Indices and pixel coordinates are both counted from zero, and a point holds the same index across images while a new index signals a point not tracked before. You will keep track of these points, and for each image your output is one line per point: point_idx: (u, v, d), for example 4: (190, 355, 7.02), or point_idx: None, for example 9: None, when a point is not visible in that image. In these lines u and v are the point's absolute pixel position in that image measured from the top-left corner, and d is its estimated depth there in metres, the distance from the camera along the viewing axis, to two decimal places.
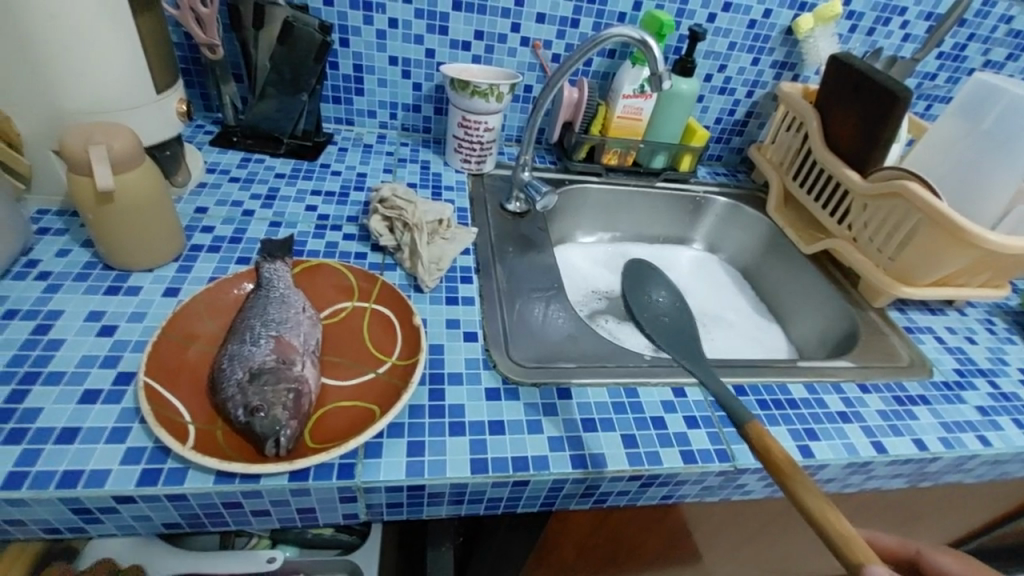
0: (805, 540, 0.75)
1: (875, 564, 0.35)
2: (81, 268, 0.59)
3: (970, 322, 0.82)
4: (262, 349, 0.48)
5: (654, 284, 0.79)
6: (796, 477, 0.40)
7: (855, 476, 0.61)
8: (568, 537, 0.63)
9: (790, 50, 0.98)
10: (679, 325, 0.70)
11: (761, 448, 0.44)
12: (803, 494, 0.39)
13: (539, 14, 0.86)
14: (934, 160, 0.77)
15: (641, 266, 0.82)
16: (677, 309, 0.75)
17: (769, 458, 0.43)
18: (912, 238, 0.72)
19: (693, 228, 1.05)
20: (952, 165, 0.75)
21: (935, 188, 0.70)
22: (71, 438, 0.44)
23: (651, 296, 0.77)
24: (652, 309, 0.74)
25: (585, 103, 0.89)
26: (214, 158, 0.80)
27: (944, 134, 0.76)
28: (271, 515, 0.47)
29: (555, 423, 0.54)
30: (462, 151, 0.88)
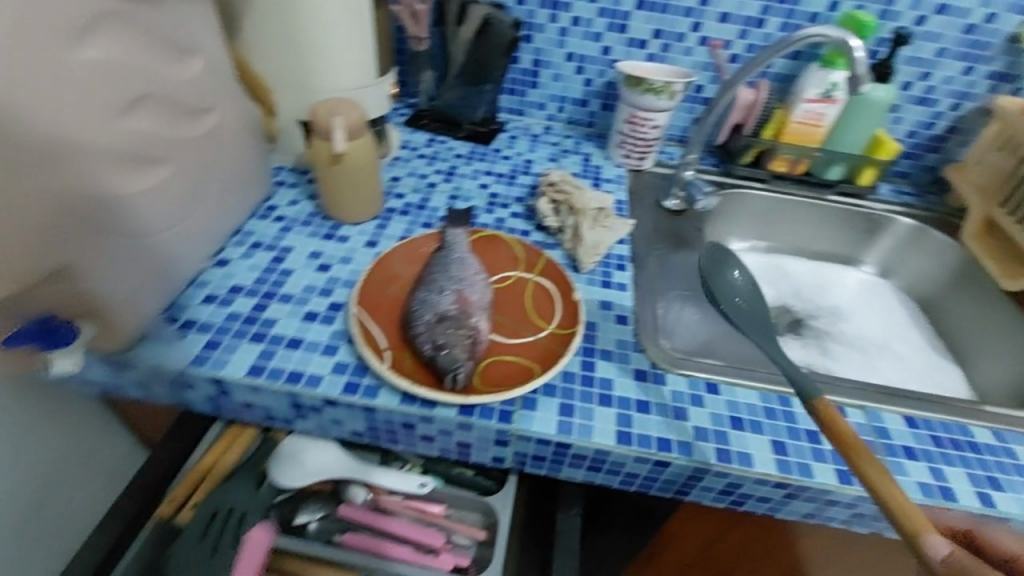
0: None
1: (934, 535, 0.34)
2: (306, 216, 0.71)
3: None
4: (446, 297, 0.55)
5: (726, 259, 0.66)
6: (864, 453, 0.41)
7: None
8: (695, 537, 0.64)
9: (1015, 59, 0.86)
10: (759, 316, 0.61)
11: (833, 426, 0.44)
12: (870, 471, 0.39)
13: (723, 14, 0.85)
14: None
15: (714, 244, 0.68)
16: (755, 294, 0.64)
17: (839, 435, 0.43)
18: None
19: (863, 249, 0.96)
20: None
21: None
22: (295, 346, 0.55)
23: (726, 276, 0.65)
24: (729, 292, 0.63)
25: (761, 105, 0.88)
26: (407, 137, 0.91)
27: None
28: (435, 443, 0.54)
29: (702, 414, 0.54)
30: (625, 146, 0.90)
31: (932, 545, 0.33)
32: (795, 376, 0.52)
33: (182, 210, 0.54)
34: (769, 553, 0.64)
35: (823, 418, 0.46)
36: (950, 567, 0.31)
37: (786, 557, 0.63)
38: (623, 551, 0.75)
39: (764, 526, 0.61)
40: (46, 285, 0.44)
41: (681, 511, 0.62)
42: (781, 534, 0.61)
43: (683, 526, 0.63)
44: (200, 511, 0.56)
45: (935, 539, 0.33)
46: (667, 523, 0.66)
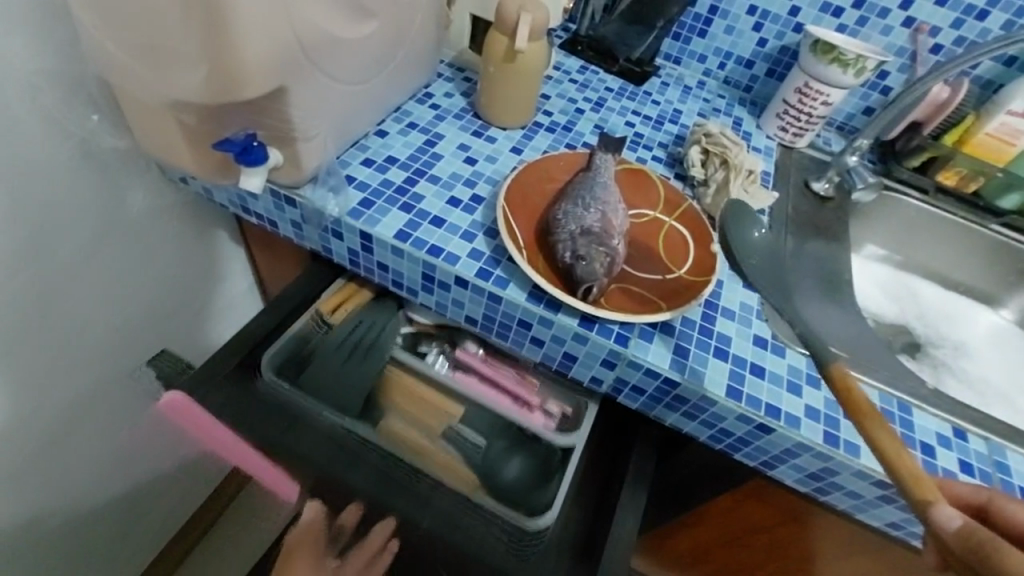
0: None
1: (942, 505, 0.30)
2: (458, 111, 0.74)
3: None
4: (592, 215, 0.57)
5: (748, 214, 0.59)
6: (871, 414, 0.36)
7: None
8: (764, 503, 0.67)
9: None
10: (783, 274, 0.55)
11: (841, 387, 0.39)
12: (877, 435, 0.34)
13: None
14: None
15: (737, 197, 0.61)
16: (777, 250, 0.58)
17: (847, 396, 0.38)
18: None
19: (1011, 292, 0.87)
20: None
21: None
22: (439, 224, 0.58)
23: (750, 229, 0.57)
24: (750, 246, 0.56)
25: (952, 106, 0.79)
26: (561, 60, 0.90)
27: None
28: (542, 349, 0.56)
29: (816, 396, 0.53)
30: (784, 118, 0.85)
31: (938, 517, 0.30)
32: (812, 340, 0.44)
33: (365, 71, 0.58)
34: (833, 550, 0.67)
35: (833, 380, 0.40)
36: (962, 542, 0.29)
37: (845, 559, 0.67)
38: (673, 510, 0.78)
39: (837, 530, 0.63)
40: (257, 106, 0.49)
41: (761, 488, 0.65)
42: (850, 541, 0.64)
43: (757, 499, 0.67)
44: (350, 317, 0.66)
45: (945, 508, 0.30)
46: (737, 495, 0.69)
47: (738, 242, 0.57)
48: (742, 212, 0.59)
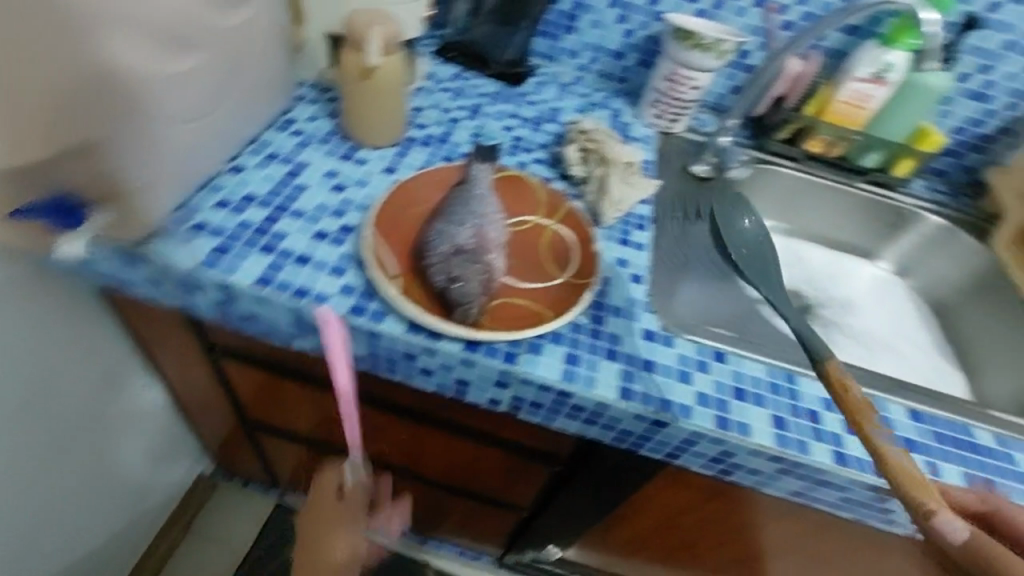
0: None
1: (948, 515, 0.35)
2: (323, 136, 0.70)
3: None
4: (465, 230, 0.54)
5: (739, 208, 0.74)
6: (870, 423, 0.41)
7: None
8: (688, 491, 0.68)
9: None
10: (768, 263, 0.68)
11: (840, 393, 0.44)
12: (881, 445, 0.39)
13: None
14: None
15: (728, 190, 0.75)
16: (767, 239, 0.70)
17: (846, 402, 0.44)
18: None
19: (885, 244, 0.93)
20: None
21: None
22: (304, 263, 0.54)
23: (737, 223, 0.72)
24: (736, 237, 0.71)
25: (807, 79, 0.83)
26: (433, 69, 0.88)
27: None
28: (433, 377, 0.54)
29: (705, 380, 0.54)
30: (659, 105, 0.87)
31: (945, 528, 0.35)
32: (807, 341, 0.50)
33: (202, 108, 0.54)
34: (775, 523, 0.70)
35: (831, 385, 0.45)
36: (963, 549, 0.34)
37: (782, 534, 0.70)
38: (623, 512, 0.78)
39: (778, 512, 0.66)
40: None
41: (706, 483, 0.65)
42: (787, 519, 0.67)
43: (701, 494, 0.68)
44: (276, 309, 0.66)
45: (948, 520, 0.35)
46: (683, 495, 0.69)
47: (728, 231, 0.71)
48: (737, 202, 0.74)
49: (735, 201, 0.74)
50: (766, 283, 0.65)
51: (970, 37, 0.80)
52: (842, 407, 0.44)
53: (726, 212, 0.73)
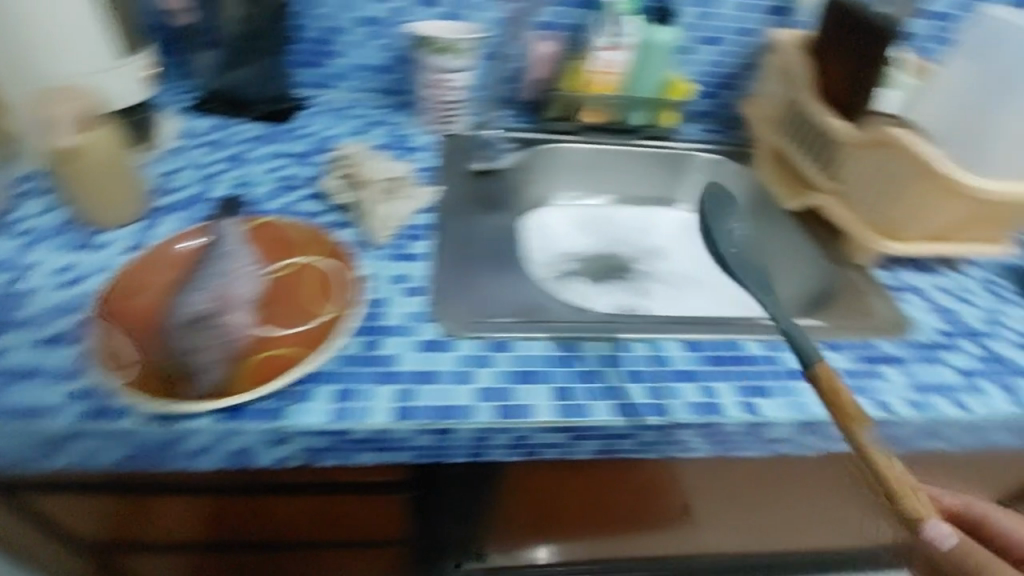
0: (774, 496, 0.75)
1: (933, 521, 0.41)
2: (53, 228, 0.63)
3: (966, 283, 0.78)
4: (200, 297, 0.51)
5: (727, 213, 0.77)
6: (857, 424, 0.47)
7: (812, 439, 0.60)
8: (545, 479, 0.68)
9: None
10: (753, 261, 0.72)
11: (828, 392, 0.50)
12: (868, 443, 0.45)
13: None
14: (930, 101, 0.73)
15: (721, 194, 0.79)
16: (753, 243, 0.75)
17: (835, 399, 0.49)
18: (900, 196, 0.72)
19: (676, 188, 1.01)
20: (948, 106, 0.71)
21: (921, 137, 0.70)
22: (27, 377, 0.50)
23: (727, 226, 0.76)
24: (726, 240, 0.74)
25: (557, 57, 0.90)
26: (192, 124, 0.84)
27: (955, 77, 0.72)
28: (210, 457, 0.49)
29: (486, 375, 0.56)
30: (430, 110, 0.90)
31: (931, 531, 0.41)
32: (800, 346, 0.56)
33: None
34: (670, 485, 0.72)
35: (821, 383, 0.51)
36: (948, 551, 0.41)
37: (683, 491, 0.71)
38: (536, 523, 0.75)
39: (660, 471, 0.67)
40: None
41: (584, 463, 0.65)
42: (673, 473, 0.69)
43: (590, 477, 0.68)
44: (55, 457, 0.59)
45: (935, 526, 0.41)
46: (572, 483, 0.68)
47: (718, 238, 0.74)
48: (724, 204, 0.77)
49: (726, 209, 0.77)
50: (751, 275, 0.68)
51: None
52: (831, 407, 0.49)
53: (714, 213, 0.77)
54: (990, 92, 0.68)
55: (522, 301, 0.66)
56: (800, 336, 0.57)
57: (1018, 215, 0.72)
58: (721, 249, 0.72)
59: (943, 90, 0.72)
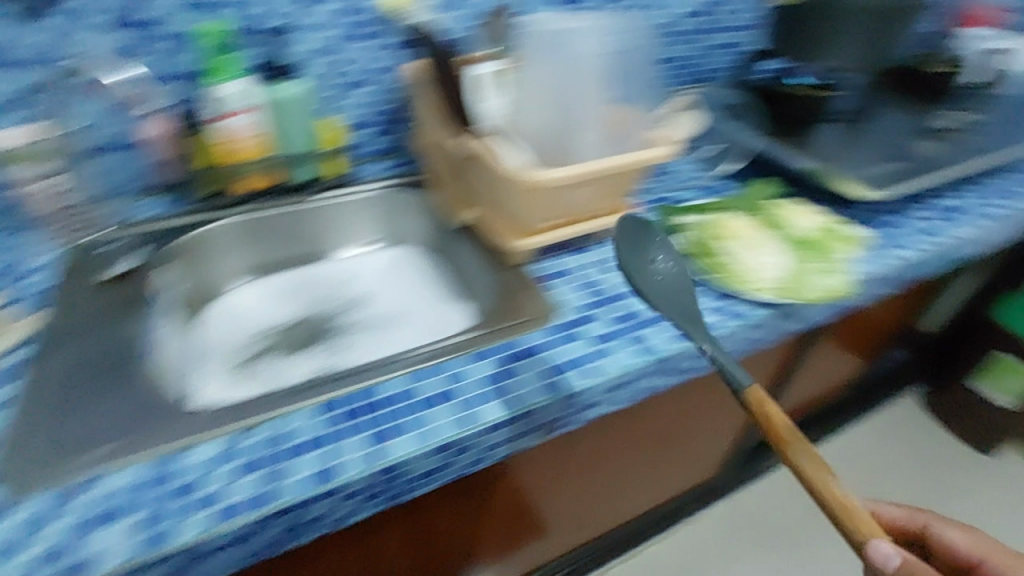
0: (496, 487, 0.81)
1: (878, 539, 0.51)
2: None
3: (612, 252, 0.86)
4: None
5: (647, 245, 0.72)
6: (792, 446, 0.55)
7: (462, 455, 0.62)
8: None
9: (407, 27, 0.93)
10: (682, 299, 0.67)
11: (763, 418, 0.57)
12: (805, 464, 0.54)
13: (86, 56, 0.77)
14: (529, 103, 0.80)
15: (632, 224, 0.74)
16: (679, 273, 0.71)
17: (767, 425, 0.57)
18: (513, 201, 0.76)
19: (370, 230, 1.01)
20: (543, 107, 0.80)
21: (506, 145, 0.77)
22: None
23: (649, 259, 0.71)
24: (646, 274, 0.69)
25: (178, 135, 0.85)
26: None
27: (537, 79, 0.80)
28: None
29: (52, 532, 0.49)
30: (47, 222, 0.81)
31: (879, 552, 0.50)
32: (726, 367, 0.61)
33: None
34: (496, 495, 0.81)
35: (753, 410, 0.58)
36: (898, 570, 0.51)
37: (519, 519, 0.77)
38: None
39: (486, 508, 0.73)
40: None
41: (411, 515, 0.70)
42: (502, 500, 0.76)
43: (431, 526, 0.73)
44: None
45: (883, 547, 0.50)
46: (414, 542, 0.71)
47: (633, 266, 0.70)
48: (640, 242, 0.72)
49: (643, 234, 0.73)
50: (670, 304, 0.66)
51: (300, 46, 0.89)
52: (766, 432, 0.57)
53: (631, 251, 0.70)
54: (558, 98, 0.80)
55: (135, 414, 0.60)
56: (723, 358, 0.62)
57: (618, 184, 0.80)
58: (638, 280, 0.67)
59: (526, 99, 0.80)
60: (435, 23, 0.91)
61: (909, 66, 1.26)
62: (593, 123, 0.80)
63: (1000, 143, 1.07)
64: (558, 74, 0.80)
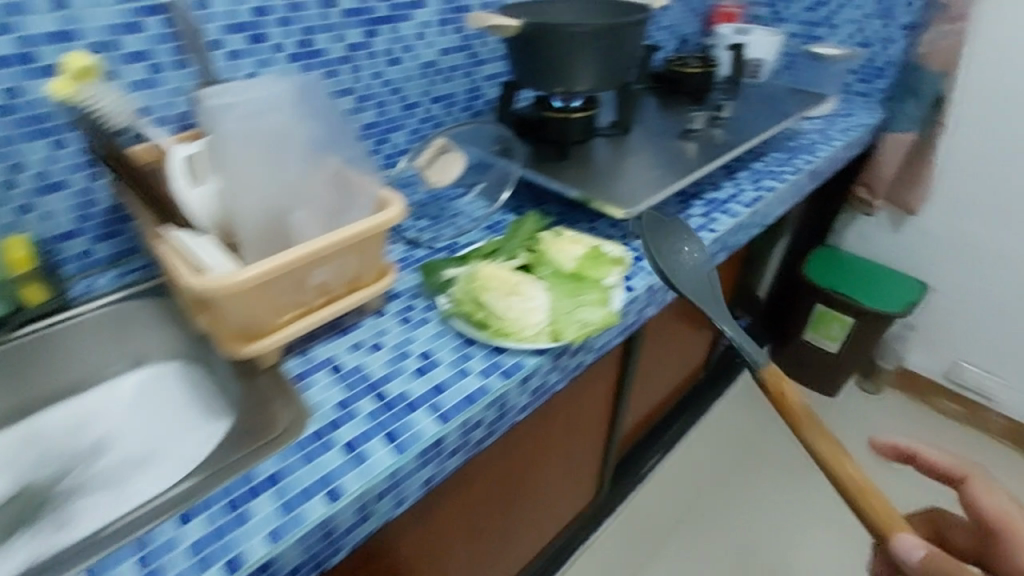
0: None
1: (905, 535, 0.53)
2: None
3: (382, 325, 0.77)
4: None
5: (679, 236, 0.82)
6: (806, 425, 0.62)
7: None
8: None
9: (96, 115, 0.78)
10: (698, 287, 0.76)
11: (775, 394, 0.64)
12: (819, 442, 0.60)
13: None
14: (243, 184, 0.67)
15: (661, 221, 0.84)
16: (695, 268, 0.79)
17: (777, 399, 0.64)
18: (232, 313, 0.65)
19: (113, 352, 0.85)
20: (261, 186, 0.68)
21: (203, 254, 0.65)
22: None
23: (680, 251, 0.80)
24: (682, 265, 0.78)
25: None
26: None
27: (244, 154, 0.67)
28: None
29: None
30: None
31: (907, 546, 0.52)
32: (749, 352, 0.67)
33: None
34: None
35: (769, 384, 0.65)
36: (926, 568, 0.51)
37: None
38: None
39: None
40: None
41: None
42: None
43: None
44: None
45: (909, 541, 0.53)
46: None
47: (664, 266, 0.77)
48: (663, 236, 0.81)
49: (668, 231, 0.82)
50: (690, 299, 0.73)
51: None
52: (778, 408, 0.64)
53: (662, 242, 0.80)
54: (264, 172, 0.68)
55: None
56: (745, 345, 0.68)
57: (360, 252, 0.72)
58: (673, 278, 0.74)
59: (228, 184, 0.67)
60: (128, 105, 0.79)
61: (667, 69, 1.36)
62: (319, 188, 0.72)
63: (742, 137, 1.15)
64: (255, 144, 0.67)
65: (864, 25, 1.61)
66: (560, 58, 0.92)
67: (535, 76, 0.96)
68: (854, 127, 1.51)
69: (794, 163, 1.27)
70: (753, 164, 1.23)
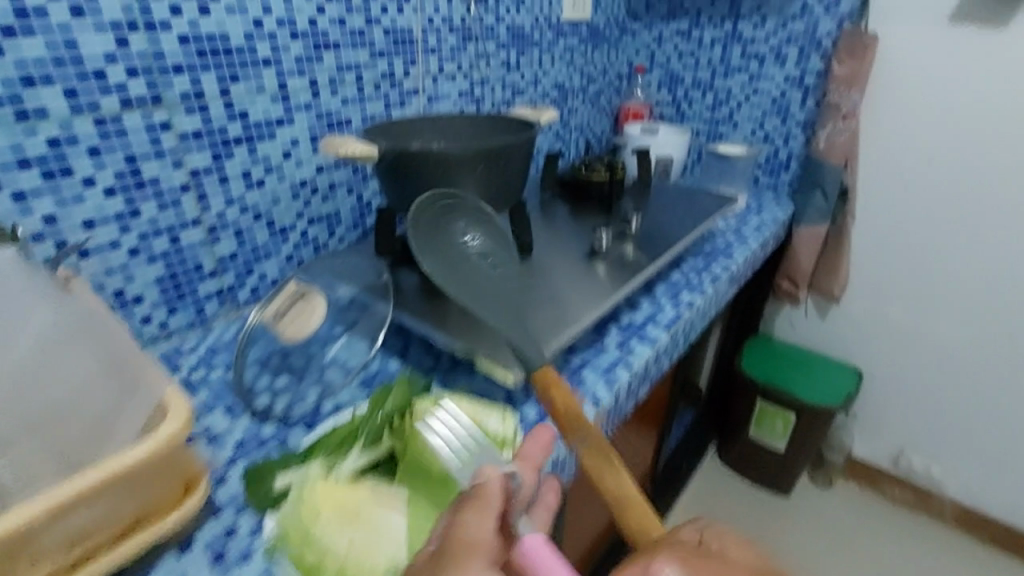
0: None
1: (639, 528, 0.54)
2: None
3: (187, 564, 0.57)
4: None
5: (459, 219, 0.80)
6: (561, 408, 0.67)
7: None
8: None
9: None
10: (491, 286, 0.75)
11: (552, 395, 0.68)
12: (558, 401, 0.67)
13: None
14: None
15: (447, 195, 0.80)
16: (473, 253, 0.77)
17: (552, 401, 0.68)
18: None
19: None
20: None
21: None
22: None
23: (458, 237, 0.78)
24: (463, 252, 0.77)
25: None
26: None
27: None
28: None
29: None
30: None
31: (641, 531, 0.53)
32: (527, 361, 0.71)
33: None
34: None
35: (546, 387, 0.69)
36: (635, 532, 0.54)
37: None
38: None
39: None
40: None
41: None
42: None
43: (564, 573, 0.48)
44: None
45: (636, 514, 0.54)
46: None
47: (451, 257, 0.75)
48: (443, 217, 0.79)
49: (451, 215, 0.80)
50: (485, 304, 0.72)
51: None
52: (545, 398, 0.69)
53: (450, 229, 0.79)
54: (7, 394, 0.50)
55: None
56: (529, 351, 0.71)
57: (152, 475, 0.53)
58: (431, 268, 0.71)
59: None
60: None
61: (573, 176, 1.29)
62: (84, 365, 0.56)
63: (654, 253, 1.05)
64: None
65: (763, 122, 1.64)
66: (437, 186, 0.80)
67: (412, 206, 0.83)
68: (769, 222, 1.48)
69: (713, 271, 1.17)
70: (670, 275, 1.13)
